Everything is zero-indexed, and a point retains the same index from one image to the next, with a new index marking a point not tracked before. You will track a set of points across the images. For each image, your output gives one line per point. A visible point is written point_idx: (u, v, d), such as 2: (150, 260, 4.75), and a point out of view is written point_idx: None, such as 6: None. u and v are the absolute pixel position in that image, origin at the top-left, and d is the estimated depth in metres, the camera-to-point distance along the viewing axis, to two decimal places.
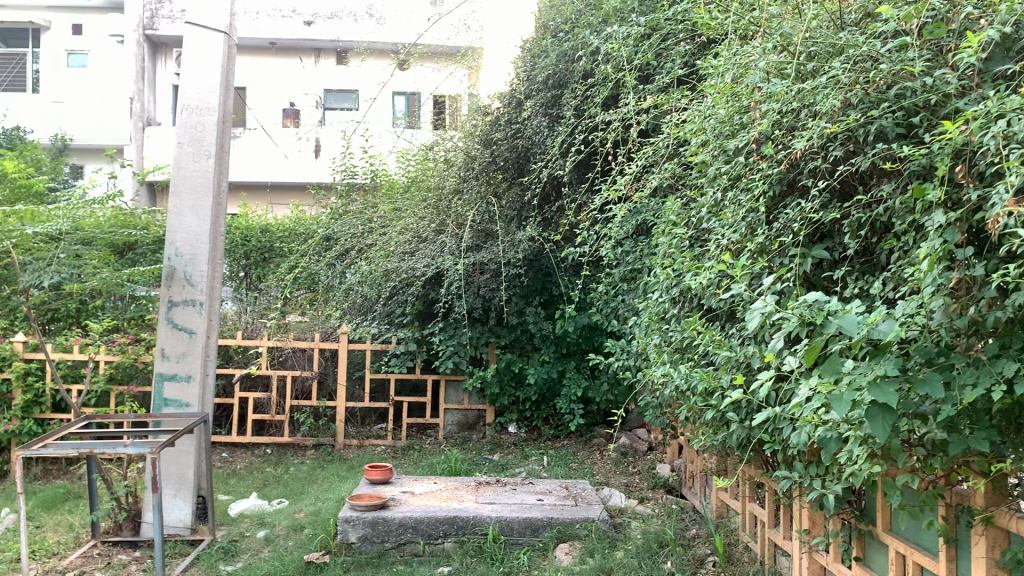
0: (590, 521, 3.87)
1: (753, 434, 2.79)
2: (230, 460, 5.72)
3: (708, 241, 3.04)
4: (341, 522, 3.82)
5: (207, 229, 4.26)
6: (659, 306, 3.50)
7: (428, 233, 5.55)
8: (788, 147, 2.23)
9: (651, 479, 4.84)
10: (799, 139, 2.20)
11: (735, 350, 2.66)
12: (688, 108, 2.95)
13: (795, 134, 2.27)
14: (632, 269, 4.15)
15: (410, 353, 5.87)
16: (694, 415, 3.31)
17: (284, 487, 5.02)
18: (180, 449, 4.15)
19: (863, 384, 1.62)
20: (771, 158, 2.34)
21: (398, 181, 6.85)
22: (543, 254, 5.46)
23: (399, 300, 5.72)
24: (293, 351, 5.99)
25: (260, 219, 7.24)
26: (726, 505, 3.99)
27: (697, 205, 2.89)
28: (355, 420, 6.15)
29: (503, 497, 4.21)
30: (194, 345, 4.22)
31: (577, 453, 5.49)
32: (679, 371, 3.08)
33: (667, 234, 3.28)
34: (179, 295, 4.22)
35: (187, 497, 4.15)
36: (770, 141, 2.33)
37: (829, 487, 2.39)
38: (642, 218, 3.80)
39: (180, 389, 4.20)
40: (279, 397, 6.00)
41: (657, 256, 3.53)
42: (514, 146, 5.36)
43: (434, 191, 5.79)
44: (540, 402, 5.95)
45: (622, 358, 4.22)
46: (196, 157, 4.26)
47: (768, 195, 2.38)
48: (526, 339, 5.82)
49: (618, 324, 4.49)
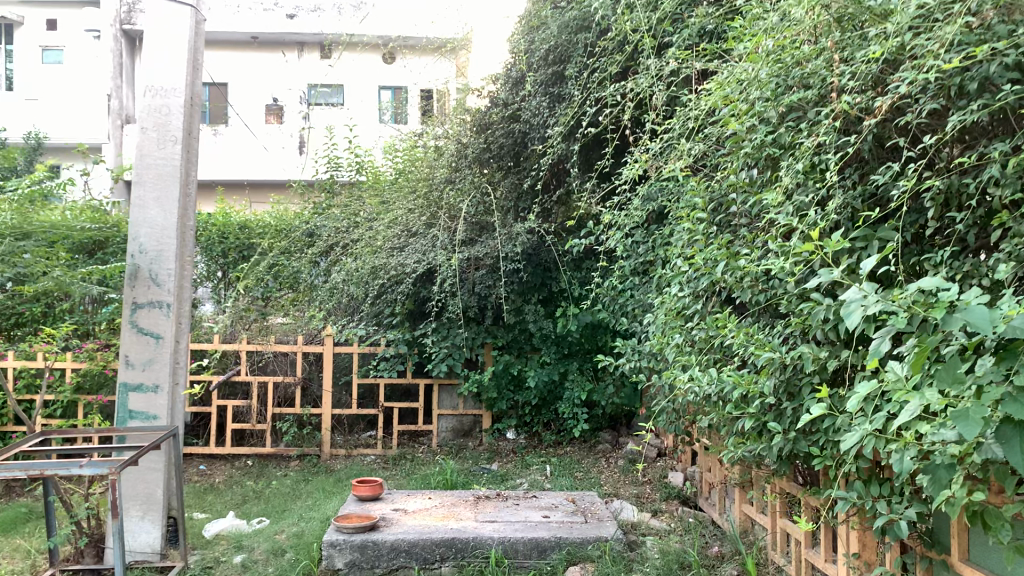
0: (603, 541, 3.49)
1: (801, 448, 2.41)
2: (208, 474, 5.32)
3: (740, 225, 2.68)
4: (326, 547, 3.42)
5: (175, 223, 3.85)
6: (681, 302, 3.13)
7: (418, 227, 5.19)
8: (853, 106, 1.87)
9: (663, 489, 4.47)
10: (868, 94, 1.84)
11: (780, 350, 2.29)
12: (719, 73, 2.58)
13: (861, 90, 1.92)
14: (645, 261, 3.79)
15: (400, 356, 5.48)
16: (723, 424, 2.94)
17: (265, 504, 4.62)
18: (148, 467, 3.75)
19: (1000, 395, 1.23)
20: (834, 122, 1.97)
21: (385, 173, 6.44)
22: (542, 247, 5.10)
23: (388, 299, 5.33)
24: (275, 355, 5.60)
25: (239, 215, 6.82)
26: (752, 520, 3.62)
27: (729, 184, 2.52)
28: (342, 428, 5.73)
29: (505, 514, 3.81)
30: (162, 351, 3.82)
31: (582, 461, 5.12)
32: (709, 374, 2.71)
33: (689, 219, 2.92)
34: (143, 296, 3.82)
35: (156, 519, 3.75)
36: (834, 100, 1.96)
37: (900, 511, 2.02)
38: (657, 205, 3.44)
39: (147, 400, 3.80)
40: (260, 404, 5.61)
41: (676, 246, 3.16)
42: (510, 131, 5.00)
43: (423, 183, 5.42)
44: (540, 407, 5.58)
45: (633, 359, 3.85)
46: (161, 143, 3.85)
47: (829, 166, 2.00)
48: (524, 339, 5.44)
49: (628, 322, 4.11)
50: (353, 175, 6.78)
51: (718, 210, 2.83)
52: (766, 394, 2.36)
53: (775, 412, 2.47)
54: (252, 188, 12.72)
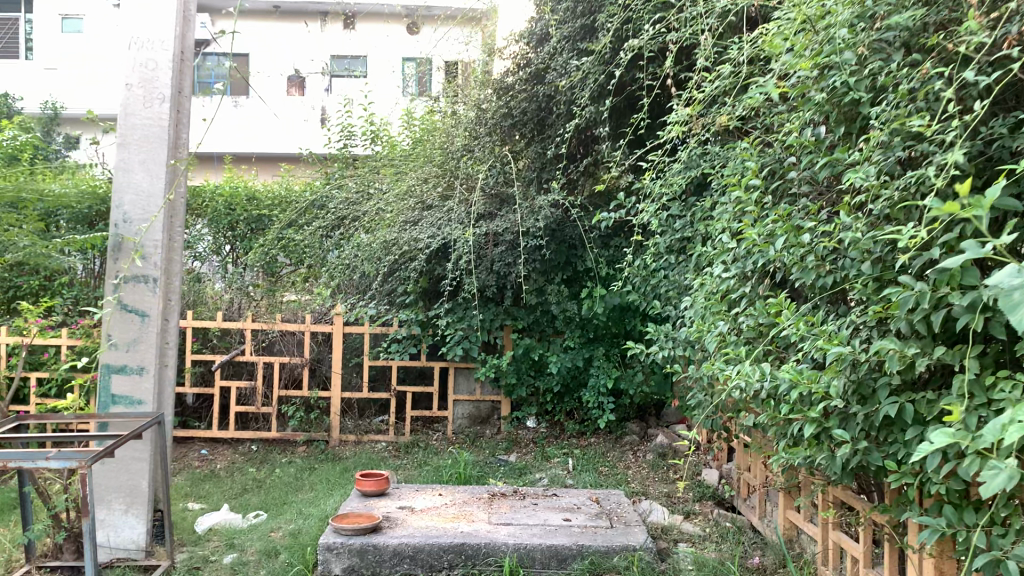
0: (630, 551, 3.11)
1: (873, 461, 2.02)
2: (209, 459, 5.02)
3: (801, 194, 2.29)
4: (322, 550, 3.08)
5: (162, 190, 3.51)
6: (726, 285, 2.74)
7: (433, 199, 4.83)
8: (981, 30, 1.49)
9: (697, 488, 4.09)
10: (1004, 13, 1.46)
11: (855, 344, 1.91)
12: (783, 10, 2.20)
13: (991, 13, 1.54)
14: (681, 237, 3.41)
15: (413, 338, 5.13)
16: (773, 426, 2.55)
17: (265, 495, 4.30)
18: (132, 456, 3.43)
19: None
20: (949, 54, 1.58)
21: (401, 143, 6.01)
22: (567, 222, 4.72)
23: (401, 276, 4.97)
24: (281, 334, 5.27)
25: (248, 184, 6.45)
26: (799, 529, 3.23)
27: (790, 144, 2.13)
28: (352, 412, 5.39)
29: (522, 515, 3.45)
30: (147, 330, 3.49)
31: (607, 454, 4.74)
32: (761, 370, 2.32)
33: (739, 187, 2.53)
34: (128, 270, 3.49)
35: (141, 514, 3.44)
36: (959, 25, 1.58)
37: (1008, 550, 1.62)
38: (699, 172, 3.06)
39: (131, 383, 3.48)
40: (265, 386, 5.28)
41: (720, 220, 2.76)
42: (534, 95, 4.64)
43: (440, 151, 5.04)
44: (563, 394, 5.19)
45: (666, 348, 3.46)
46: (147, 101, 3.49)
47: (940, 111, 1.61)
48: (547, 321, 5.06)
49: (661, 307, 3.72)
50: (366, 145, 6.37)
51: (772, 176, 2.45)
52: (833, 396, 1.96)
53: (840, 416, 2.09)
54: (259, 157, 12.37)
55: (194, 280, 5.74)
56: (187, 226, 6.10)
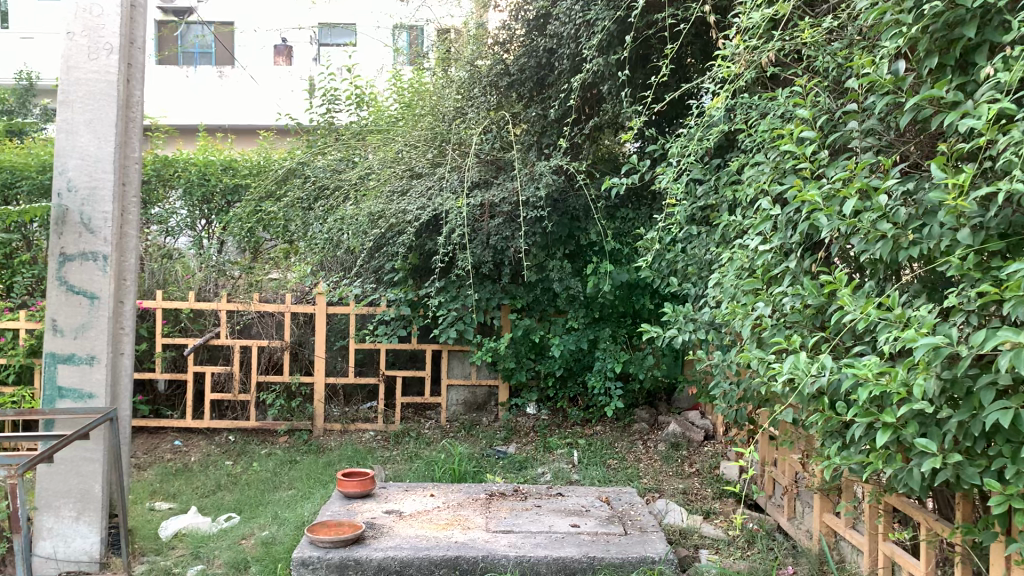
0: (648, 564, 2.71)
1: (966, 478, 1.63)
2: (181, 452, 4.63)
3: (869, 150, 1.88)
4: (296, 566, 2.69)
5: (111, 154, 3.07)
6: (764, 260, 2.33)
7: (422, 166, 4.41)
8: None
9: (716, 484, 3.71)
10: None
11: (954, 334, 1.50)
12: None
13: None
14: (703, 204, 3.01)
15: (403, 319, 4.73)
16: (823, 427, 2.16)
17: (240, 493, 3.91)
18: (81, 457, 3.03)
19: None
20: None
21: (389, 108, 5.50)
22: (570, 191, 4.32)
23: (389, 252, 4.56)
24: (259, 316, 4.87)
25: (224, 153, 5.97)
26: (839, 536, 2.85)
27: (861, 80, 1.73)
28: (337, 399, 5.01)
29: (525, 519, 3.06)
30: (97, 313, 3.07)
31: (615, 444, 4.36)
32: (814, 363, 1.92)
33: (787, 143, 2.12)
34: (73, 246, 3.06)
35: (94, 522, 3.05)
36: None
37: None
38: (728, 128, 2.65)
39: (80, 374, 3.07)
40: (242, 372, 4.88)
41: (757, 183, 2.36)
42: (535, 49, 4.21)
43: (430, 114, 4.60)
44: (565, 379, 4.81)
45: (685, 331, 3.06)
46: (92, 52, 3.05)
47: None
48: (548, 299, 4.66)
49: (679, 285, 3.32)
50: (351, 111, 5.83)
51: (827, 127, 2.04)
52: (920, 400, 1.57)
53: (921, 420, 1.69)
54: (237, 129, 11.79)
55: (164, 256, 5.29)
56: (160, 198, 5.64)
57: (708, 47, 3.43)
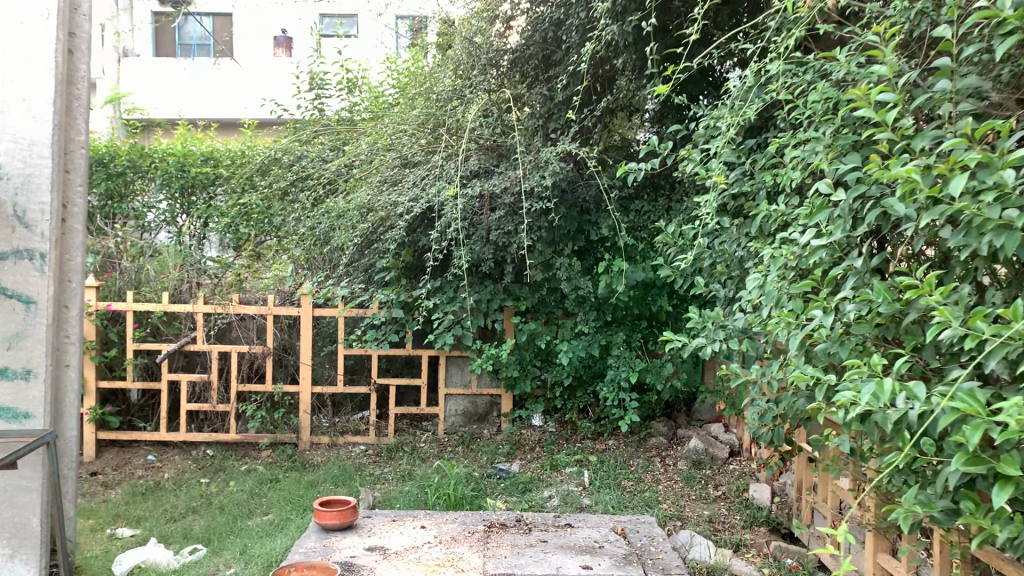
0: None
1: None
2: (154, 468, 4.22)
3: (970, 116, 1.45)
4: None
5: (49, 137, 2.66)
6: (818, 259, 1.90)
7: (415, 154, 3.99)
8: None
9: (746, 510, 3.28)
10: None
11: None
12: None
13: None
14: (736, 191, 2.58)
15: (396, 322, 4.32)
16: (896, 467, 1.73)
17: (211, 518, 3.50)
18: (17, 486, 2.62)
19: None
20: None
21: (385, 93, 5.06)
22: (579, 180, 3.90)
23: (379, 248, 4.14)
24: (239, 319, 4.45)
25: (205, 144, 5.56)
26: None
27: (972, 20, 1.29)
28: (326, 409, 4.60)
29: (531, 558, 2.63)
30: (35, 321, 2.66)
31: (630, 462, 3.94)
32: (896, 391, 1.49)
33: (857, 110, 1.68)
34: (5, 243, 2.64)
35: (32, 559, 2.64)
36: None
37: None
38: (770, 98, 2.23)
39: (15, 391, 2.65)
40: (221, 381, 4.47)
41: (809, 163, 1.92)
42: (540, 23, 3.80)
43: (425, 97, 4.19)
44: (574, 388, 4.40)
45: (715, 339, 2.63)
46: (25, 18, 2.63)
47: None
48: (554, 300, 4.24)
49: (705, 286, 2.89)
50: (343, 97, 5.38)
51: (906, 88, 1.61)
52: None
53: None
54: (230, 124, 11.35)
55: (138, 254, 4.90)
56: (138, 191, 5.37)
57: (736, 14, 3.05)
